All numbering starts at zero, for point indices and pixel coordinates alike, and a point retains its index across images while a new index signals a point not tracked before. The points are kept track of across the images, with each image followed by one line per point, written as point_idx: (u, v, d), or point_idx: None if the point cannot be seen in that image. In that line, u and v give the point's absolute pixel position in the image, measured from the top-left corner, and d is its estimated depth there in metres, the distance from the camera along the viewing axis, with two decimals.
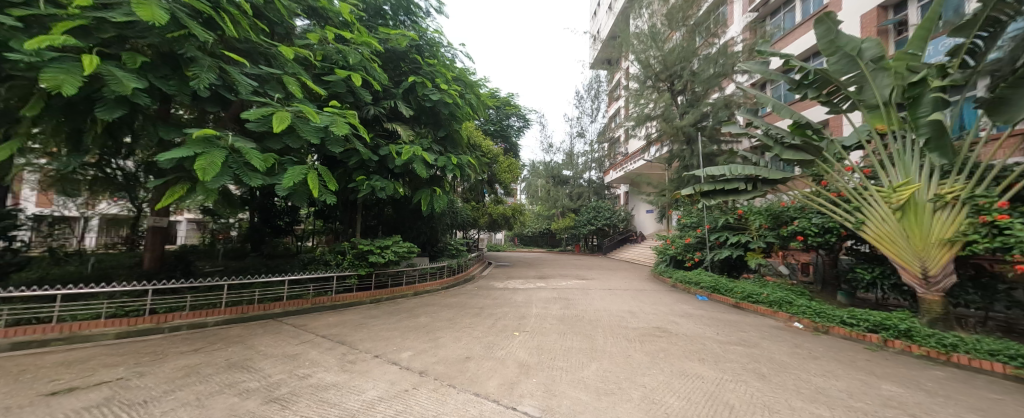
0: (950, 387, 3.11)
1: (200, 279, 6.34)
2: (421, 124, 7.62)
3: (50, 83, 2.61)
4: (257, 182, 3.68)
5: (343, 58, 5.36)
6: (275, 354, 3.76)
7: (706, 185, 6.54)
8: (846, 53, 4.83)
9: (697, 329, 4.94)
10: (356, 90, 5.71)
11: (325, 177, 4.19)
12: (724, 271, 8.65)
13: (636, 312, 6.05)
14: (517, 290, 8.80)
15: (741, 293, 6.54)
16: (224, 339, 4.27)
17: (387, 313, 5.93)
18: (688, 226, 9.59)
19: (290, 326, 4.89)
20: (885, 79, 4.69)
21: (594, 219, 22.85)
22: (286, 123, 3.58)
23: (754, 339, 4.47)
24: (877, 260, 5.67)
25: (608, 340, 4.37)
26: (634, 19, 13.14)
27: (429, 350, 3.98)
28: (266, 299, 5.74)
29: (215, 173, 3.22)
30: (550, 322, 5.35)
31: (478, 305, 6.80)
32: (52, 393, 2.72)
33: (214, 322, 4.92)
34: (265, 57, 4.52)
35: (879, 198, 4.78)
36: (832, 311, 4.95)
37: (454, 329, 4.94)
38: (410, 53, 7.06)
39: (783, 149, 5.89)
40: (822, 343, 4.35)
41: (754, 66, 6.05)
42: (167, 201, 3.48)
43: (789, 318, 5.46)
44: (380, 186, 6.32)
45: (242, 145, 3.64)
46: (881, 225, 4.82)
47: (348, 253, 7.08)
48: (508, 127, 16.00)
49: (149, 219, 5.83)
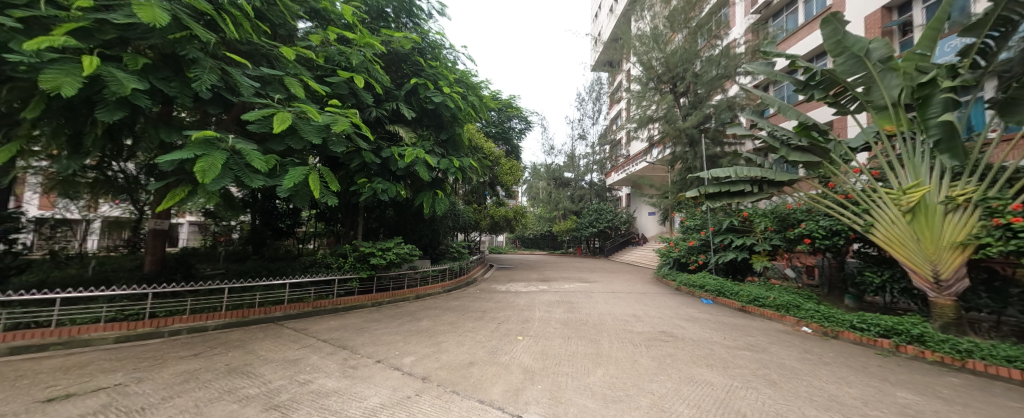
0: (967, 395, 3.03)
1: (201, 282, 6.28)
2: (423, 126, 7.56)
3: (49, 85, 2.59)
4: (259, 184, 3.65)
5: (346, 60, 5.38)
6: (275, 359, 3.70)
7: (710, 187, 6.46)
8: (854, 53, 4.74)
9: (704, 334, 4.85)
10: (358, 92, 5.68)
11: (327, 179, 4.14)
12: (729, 274, 8.58)
13: (641, 316, 5.96)
14: (520, 293, 8.74)
15: (747, 296, 6.45)
16: (225, 344, 4.21)
17: (389, 317, 5.86)
18: (692, 229, 9.51)
19: (291, 330, 4.82)
20: (893, 80, 4.60)
21: (595, 222, 22.74)
22: (287, 123, 3.58)
23: (762, 344, 4.40)
24: (885, 264, 5.55)
25: (614, 345, 4.30)
26: (636, 20, 13.13)
27: (432, 355, 3.92)
28: (266, 302, 5.67)
29: (215, 175, 3.21)
30: (553, 326, 5.27)
31: (481, 308, 6.73)
32: (49, 400, 2.67)
33: (214, 326, 4.86)
34: (268, 60, 4.51)
35: (888, 200, 4.71)
36: (841, 315, 4.85)
37: (457, 333, 4.87)
38: (412, 55, 7.05)
39: (790, 151, 5.77)
40: (833, 348, 4.26)
41: (758, 67, 5.94)
42: (167, 204, 3.44)
43: (797, 322, 5.35)
44: (382, 188, 6.30)
45: (242, 146, 3.62)
46: (891, 228, 4.74)
47: (349, 256, 6.96)
48: (510, 129, 15.97)
49: (150, 222, 5.79)
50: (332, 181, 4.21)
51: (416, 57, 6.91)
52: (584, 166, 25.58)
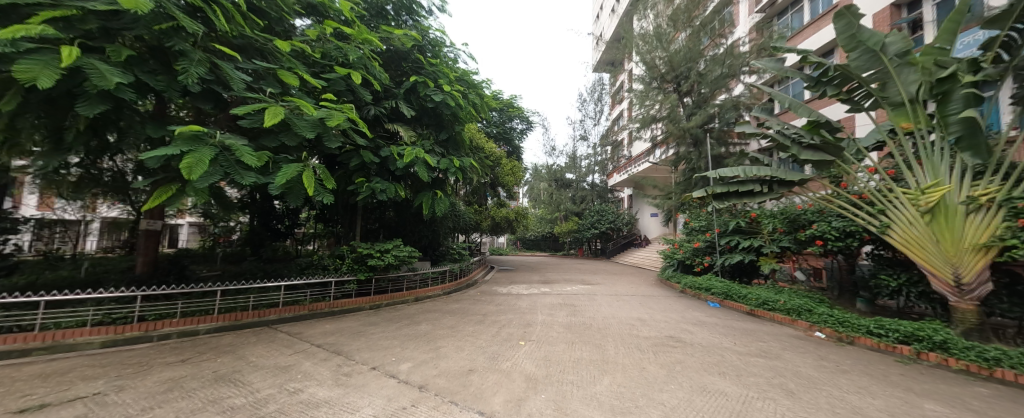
0: (1000, 407, 2.84)
1: (195, 284, 6.14)
2: (423, 125, 7.43)
3: (22, 75, 2.43)
4: (249, 181, 3.50)
5: (343, 55, 5.26)
6: (266, 366, 3.53)
7: (718, 187, 6.26)
8: (868, 48, 4.56)
9: (713, 339, 4.66)
10: (356, 89, 5.54)
11: (323, 177, 4.00)
12: (734, 276, 8.40)
13: (647, 320, 5.78)
14: (521, 295, 8.57)
15: (756, 300, 6.26)
16: (215, 349, 4.04)
17: (387, 320, 5.69)
18: (696, 230, 9.31)
19: (285, 334, 4.65)
20: (911, 75, 4.41)
21: (597, 223, 22.57)
22: (279, 118, 3.45)
23: (775, 350, 4.21)
24: (900, 266, 5.36)
25: (620, 351, 4.12)
26: (639, 19, 13.02)
27: (430, 362, 3.74)
28: (261, 305, 5.51)
29: (202, 171, 3.07)
30: (557, 330, 5.09)
31: (482, 311, 6.55)
32: (21, 411, 2.50)
33: (205, 330, 4.68)
34: (262, 54, 4.37)
35: (905, 200, 4.52)
36: (856, 319, 4.64)
37: (456, 338, 4.69)
38: (413, 52, 6.91)
39: (801, 150, 5.46)
40: (849, 355, 4.07)
41: (767, 64, 5.71)
42: (154, 202, 3.29)
43: (809, 327, 5.14)
44: (381, 188, 6.16)
45: (232, 142, 3.48)
46: (909, 229, 4.55)
47: (347, 257, 6.77)
48: (511, 130, 15.84)
49: (142, 222, 5.60)
50: (328, 179, 4.06)
51: (416, 55, 6.78)
52: (585, 167, 25.46)
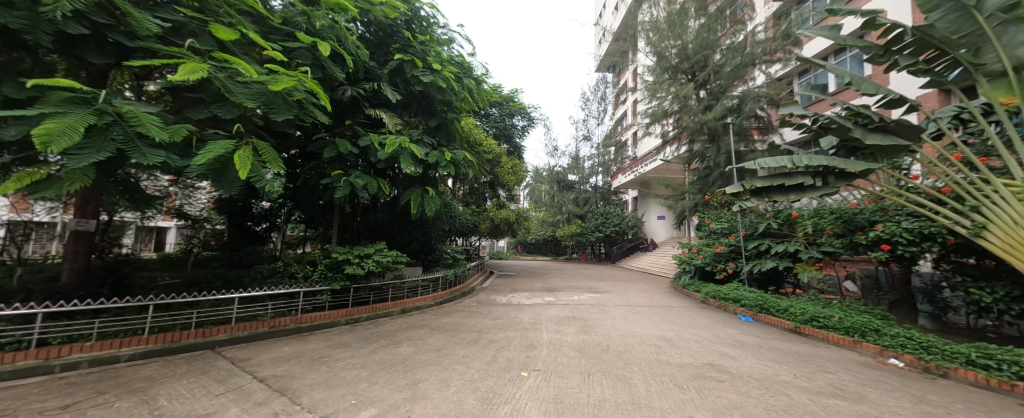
0: None
1: (135, 296, 5.18)
2: (410, 112, 6.58)
3: None
4: (154, 163, 2.56)
5: (309, 22, 4.41)
6: (175, 415, 2.57)
7: (758, 181, 5.30)
8: (958, 4, 3.59)
9: (763, 368, 3.71)
10: (325, 63, 4.65)
11: (266, 156, 3.05)
12: (764, 285, 7.46)
13: (673, 340, 4.82)
14: (523, 306, 7.61)
15: (801, 316, 5.29)
16: (123, 386, 3.07)
17: (361, 340, 4.73)
18: (717, 233, 8.31)
19: (226, 362, 3.69)
20: (1019, 35, 3.45)
21: (602, 226, 21.70)
22: (195, 76, 2.59)
23: (853, 388, 3.24)
24: (989, 277, 4.40)
25: (652, 388, 3.15)
26: (648, 7, 11.95)
27: (401, 407, 2.78)
28: (207, 322, 4.53)
29: (72, 141, 2.14)
30: (567, 354, 4.12)
31: (477, 327, 5.59)
32: None
33: (128, 356, 3.69)
34: (197, 9, 3.48)
35: (1009, 195, 3.58)
36: (947, 345, 3.68)
37: (442, 366, 3.73)
38: (400, 28, 6.03)
39: (867, 132, 4.34)
40: (953, 395, 3.11)
41: (823, 31, 4.66)
42: (6, 188, 2.33)
43: (881, 352, 4.14)
44: (362, 184, 5.27)
45: (132, 108, 2.54)
46: (1013, 231, 3.60)
47: (319, 264, 5.85)
48: (512, 127, 14.92)
49: (70, 222, 4.63)
50: (272, 160, 3.10)
51: (403, 31, 5.92)
52: (588, 169, 24.61)
